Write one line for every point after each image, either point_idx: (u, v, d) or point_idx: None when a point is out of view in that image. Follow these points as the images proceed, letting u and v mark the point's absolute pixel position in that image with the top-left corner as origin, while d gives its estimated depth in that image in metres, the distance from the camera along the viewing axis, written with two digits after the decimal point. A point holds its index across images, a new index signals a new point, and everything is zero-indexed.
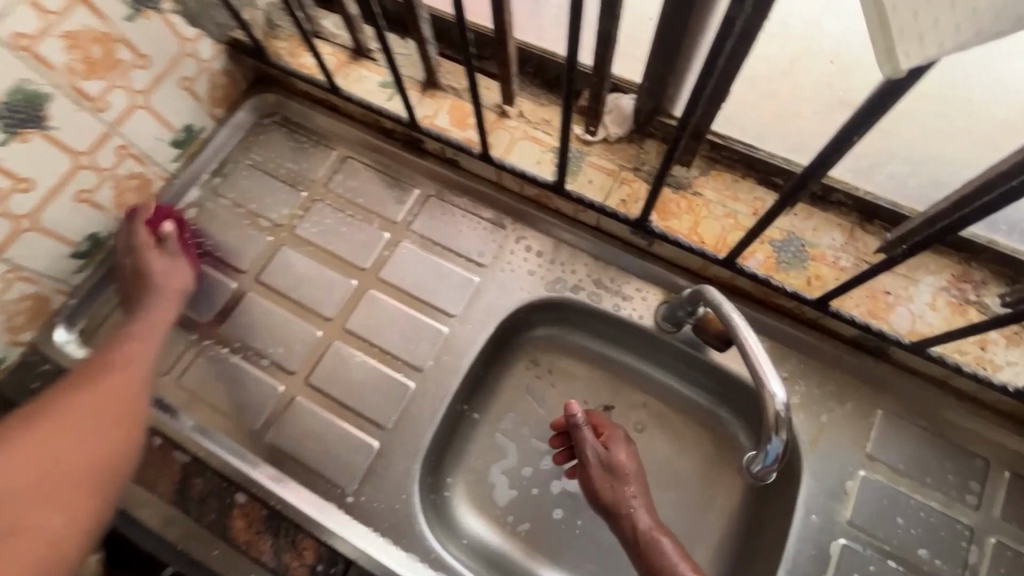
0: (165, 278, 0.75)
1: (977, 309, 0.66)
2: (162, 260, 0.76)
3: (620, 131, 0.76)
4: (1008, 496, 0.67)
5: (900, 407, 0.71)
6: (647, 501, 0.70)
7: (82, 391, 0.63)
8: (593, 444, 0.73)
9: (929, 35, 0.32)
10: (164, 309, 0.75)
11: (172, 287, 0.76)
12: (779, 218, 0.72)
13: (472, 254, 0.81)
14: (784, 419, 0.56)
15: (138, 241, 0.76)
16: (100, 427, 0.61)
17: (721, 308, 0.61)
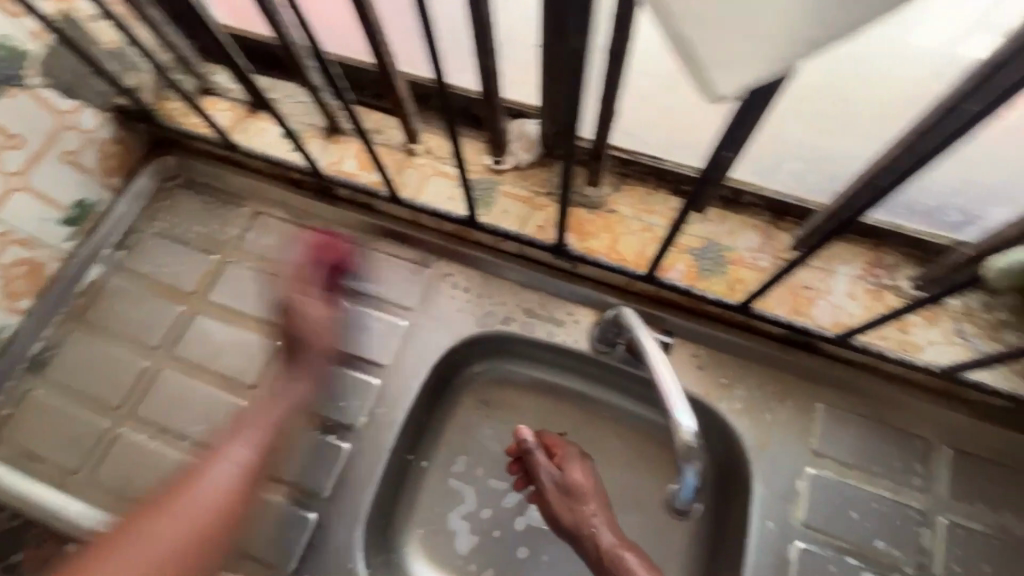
0: (317, 321, 0.73)
1: (894, 293, 0.66)
2: (320, 304, 0.75)
3: (530, 156, 0.75)
4: (953, 473, 0.67)
5: (840, 398, 0.71)
6: (609, 518, 0.70)
7: (176, 500, 0.64)
8: (547, 465, 0.72)
9: (737, 63, 0.33)
10: (297, 398, 0.71)
11: (324, 347, 0.73)
12: (695, 226, 0.71)
13: (397, 298, 0.78)
14: (692, 450, 0.56)
15: (310, 293, 0.75)
16: (193, 552, 0.62)
17: (634, 332, 0.63)
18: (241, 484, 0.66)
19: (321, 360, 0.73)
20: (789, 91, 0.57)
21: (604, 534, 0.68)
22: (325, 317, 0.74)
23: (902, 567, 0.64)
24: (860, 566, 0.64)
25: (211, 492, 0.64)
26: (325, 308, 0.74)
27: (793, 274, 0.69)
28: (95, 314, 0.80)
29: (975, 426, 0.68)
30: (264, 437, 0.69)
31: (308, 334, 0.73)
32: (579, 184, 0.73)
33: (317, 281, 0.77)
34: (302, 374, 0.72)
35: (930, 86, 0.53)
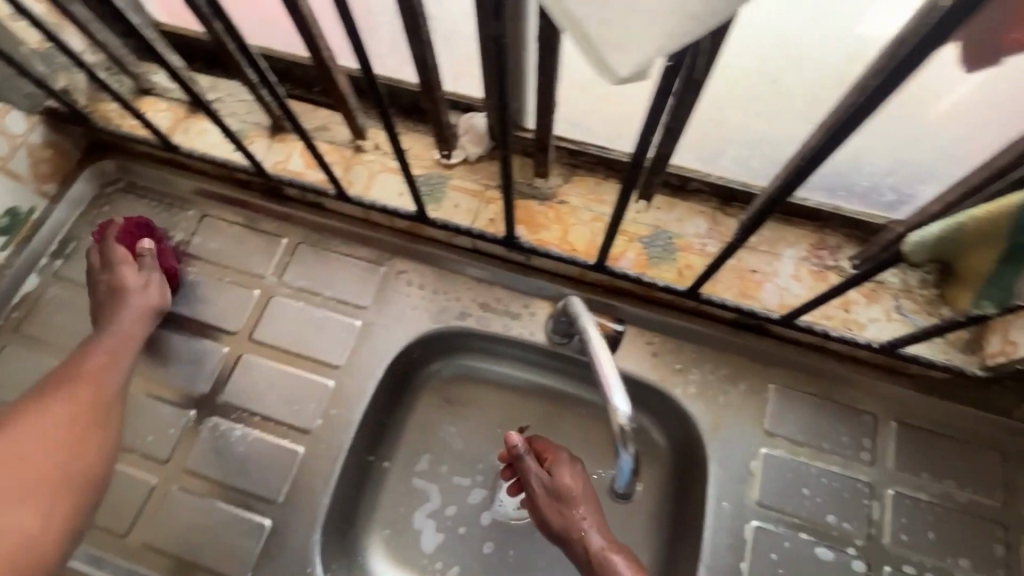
0: (137, 287, 0.70)
1: (837, 273, 0.68)
2: (134, 271, 0.71)
3: (479, 150, 0.75)
4: (898, 446, 0.69)
5: (790, 378, 0.72)
6: (600, 522, 0.66)
7: (41, 396, 0.60)
8: (536, 468, 0.69)
9: (627, 41, 0.33)
10: (134, 321, 0.69)
11: (152, 304, 0.71)
12: (645, 214, 0.72)
13: (351, 297, 0.77)
14: (628, 434, 0.57)
15: (116, 254, 0.72)
16: (78, 426, 0.60)
17: (580, 321, 0.63)
18: (77, 389, 0.62)
19: (143, 314, 0.70)
20: (718, 78, 0.59)
21: (593, 538, 0.64)
22: (138, 280, 0.71)
23: (852, 540, 0.66)
24: (813, 541, 0.66)
25: (85, 375, 0.63)
26: (147, 283, 0.71)
27: (740, 258, 0.70)
28: (32, 325, 0.77)
29: (919, 400, 0.70)
30: (124, 337, 0.68)
31: (129, 289, 0.70)
32: (528, 176, 0.73)
33: (121, 249, 0.73)
34: (133, 317, 0.69)
35: (846, 73, 0.55)
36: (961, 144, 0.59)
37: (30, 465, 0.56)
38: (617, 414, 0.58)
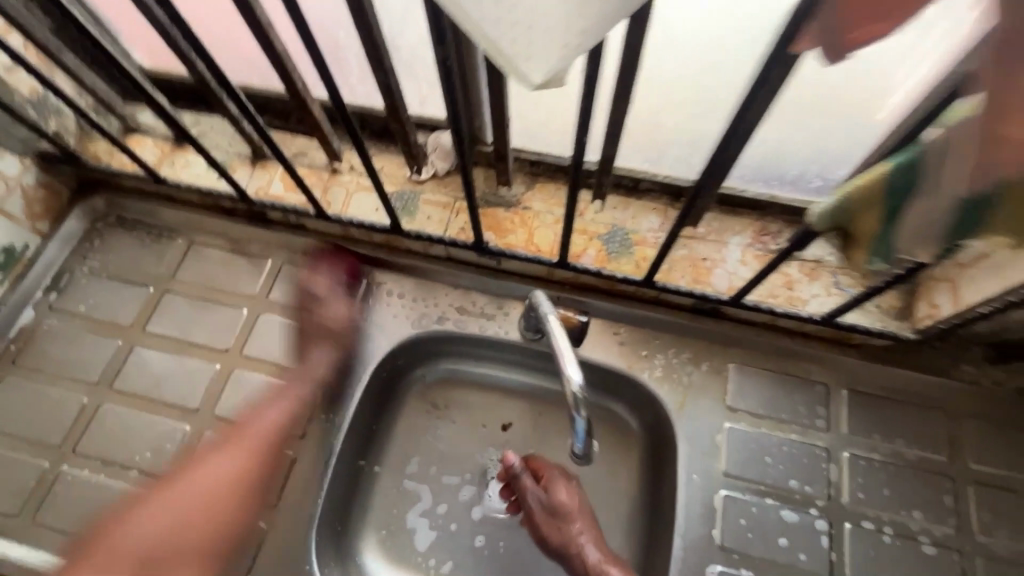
0: (334, 321, 0.78)
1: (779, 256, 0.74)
2: (343, 303, 0.80)
3: (447, 165, 0.81)
4: (850, 411, 0.75)
5: (749, 356, 0.78)
6: (596, 537, 0.71)
7: (223, 451, 0.72)
8: (533, 486, 0.74)
9: (534, 51, 0.37)
10: (339, 365, 0.78)
11: (352, 350, 0.79)
12: (603, 214, 0.78)
13: (335, 309, 0.81)
14: (580, 402, 0.62)
15: (333, 288, 0.80)
16: (232, 491, 0.70)
17: (540, 308, 0.67)
18: (262, 457, 0.73)
19: (319, 333, 0.78)
20: (647, 86, 0.67)
21: (591, 553, 0.69)
22: (348, 320, 0.79)
23: (814, 501, 0.70)
24: (778, 505, 0.70)
25: (251, 440, 0.73)
26: (360, 326, 0.80)
27: (692, 248, 0.76)
28: (28, 357, 0.80)
29: (866, 367, 0.76)
30: (286, 404, 0.76)
31: (337, 327, 0.78)
32: (494, 186, 0.80)
33: (336, 282, 0.81)
34: (343, 356, 0.79)
35: (738, 79, 0.64)
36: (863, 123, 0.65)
37: (203, 515, 0.69)
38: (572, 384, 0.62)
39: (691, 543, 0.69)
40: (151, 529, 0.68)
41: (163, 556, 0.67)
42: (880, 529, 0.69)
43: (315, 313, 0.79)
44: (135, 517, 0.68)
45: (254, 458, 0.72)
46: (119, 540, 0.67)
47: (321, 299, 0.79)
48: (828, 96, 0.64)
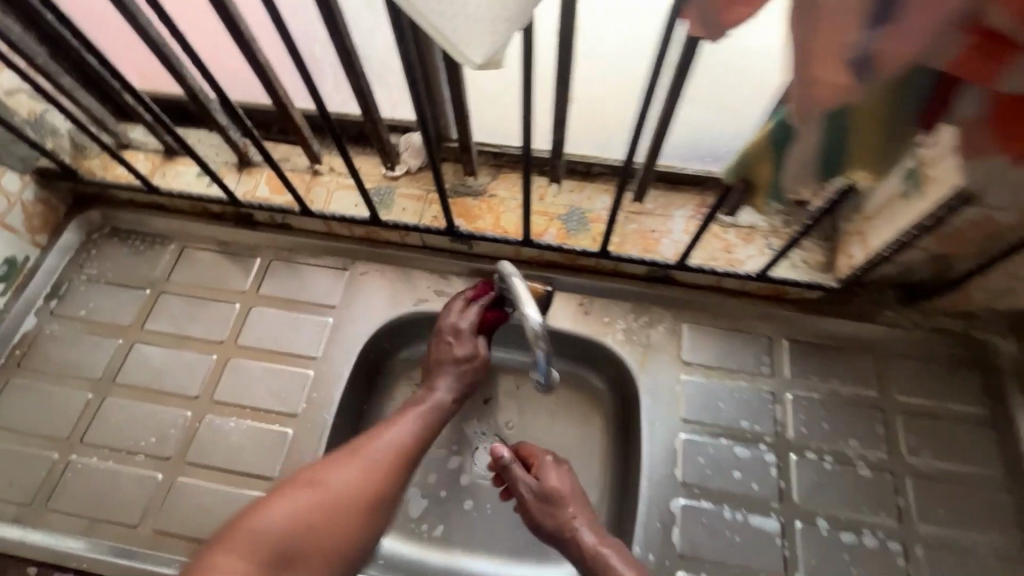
0: (451, 356, 0.80)
1: (719, 225, 0.84)
2: (467, 342, 0.80)
3: (418, 161, 0.89)
4: (790, 358, 0.84)
5: (699, 317, 0.87)
6: (591, 524, 0.74)
7: (344, 463, 0.71)
8: (523, 475, 0.76)
9: (471, 32, 0.40)
10: (460, 394, 0.81)
11: (472, 381, 0.81)
12: (561, 197, 0.87)
13: (323, 298, 0.89)
14: (541, 338, 0.70)
15: (465, 320, 0.80)
16: (362, 502, 0.69)
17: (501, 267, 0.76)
18: (404, 465, 0.73)
19: (450, 366, 0.80)
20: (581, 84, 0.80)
21: (589, 539, 0.72)
22: (479, 358, 0.81)
23: (764, 438, 0.79)
24: (732, 443, 0.79)
25: (377, 455, 0.72)
26: (486, 363, 0.82)
27: (642, 222, 0.85)
28: (33, 359, 0.85)
29: (804, 319, 0.85)
30: (410, 430, 0.75)
31: (464, 363, 0.80)
32: (462, 177, 0.88)
33: (470, 315, 0.81)
34: (461, 387, 0.81)
35: (644, 70, 0.77)
36: (759, 105, 0.78)
37: (327, 522, 0.67)
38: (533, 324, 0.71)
39: (656, 482, 0.76)
40: (279, 523, 0.65)
41: (291, 556, 0.64)
42: (822, 458, 0.77)
43: (444, 344, 0.80)
44: (276, 504, 0.66)
45: (383, 475, 0.71)
46: (251, 532, 0.64)
47: (446, 333, 0.81)
48: (718, 88, 0.79)
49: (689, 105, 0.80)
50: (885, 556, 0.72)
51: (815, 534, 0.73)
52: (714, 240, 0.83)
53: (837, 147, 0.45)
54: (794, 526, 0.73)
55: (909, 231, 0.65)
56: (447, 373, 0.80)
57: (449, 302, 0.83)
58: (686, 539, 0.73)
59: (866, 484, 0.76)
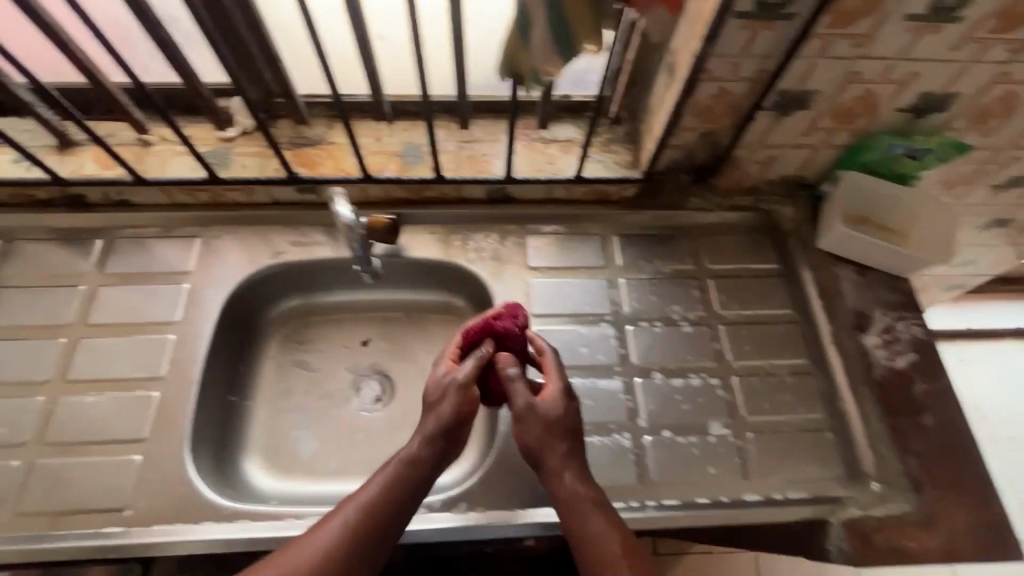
0: (435, 397, 0.72)
1: (540, 142, 0.94)
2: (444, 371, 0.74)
3: (251, 120, 0.92)
4: (620, 249, 0.96)
5: (540, 227, 0.97)
6: (596, 500, 0.68)
7: (289, 550, 0.61)
8: (527, 394, 0.72)
9: None
10: (433, 441, 0.69)
11: (446, 415, 0.70)
12: (396, 136, 0.93)
13: (174, 265, 0.89)
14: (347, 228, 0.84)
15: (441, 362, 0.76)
16: None
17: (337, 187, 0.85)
18: (359, 544, 0.62)
19: (430, 413, 0.71)
20: None
21: (589, 514, 0.67)
22: (450, 383, 0.72)
23: (604, 318, 0.90)
24: (578, 326, 0.90)
25: (326, 537, 0.61)
26: (457, 390, 0.71)
27: (473, 149, 0.93)
28: None
29: (627, 215, 0.98)
30: (376, 500, 0.64)
31: (437, 399, 0.72)
32: (298, 130, 0.92)
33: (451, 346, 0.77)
34: (431, 435, 0.69)
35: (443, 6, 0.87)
36: None
37: None
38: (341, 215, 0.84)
39: None
40: None
41: None
42: (653, 323, 0.90)
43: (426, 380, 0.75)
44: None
45: (329, 564, 0.60)
46: None
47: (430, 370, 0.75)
48: None
49: (477, 55, 0.89)
50: (708, 391, 0.85)
51: (651, 385, 0.85)
52: (538, 155, 0.93)
53: (559, 21, 0.56)
54: (634, 382, 0.85)
55: (673, 110, 0.79)
56: (424, 422, 0.71)
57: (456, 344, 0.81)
58: None
59: (688, 337, 0.89)
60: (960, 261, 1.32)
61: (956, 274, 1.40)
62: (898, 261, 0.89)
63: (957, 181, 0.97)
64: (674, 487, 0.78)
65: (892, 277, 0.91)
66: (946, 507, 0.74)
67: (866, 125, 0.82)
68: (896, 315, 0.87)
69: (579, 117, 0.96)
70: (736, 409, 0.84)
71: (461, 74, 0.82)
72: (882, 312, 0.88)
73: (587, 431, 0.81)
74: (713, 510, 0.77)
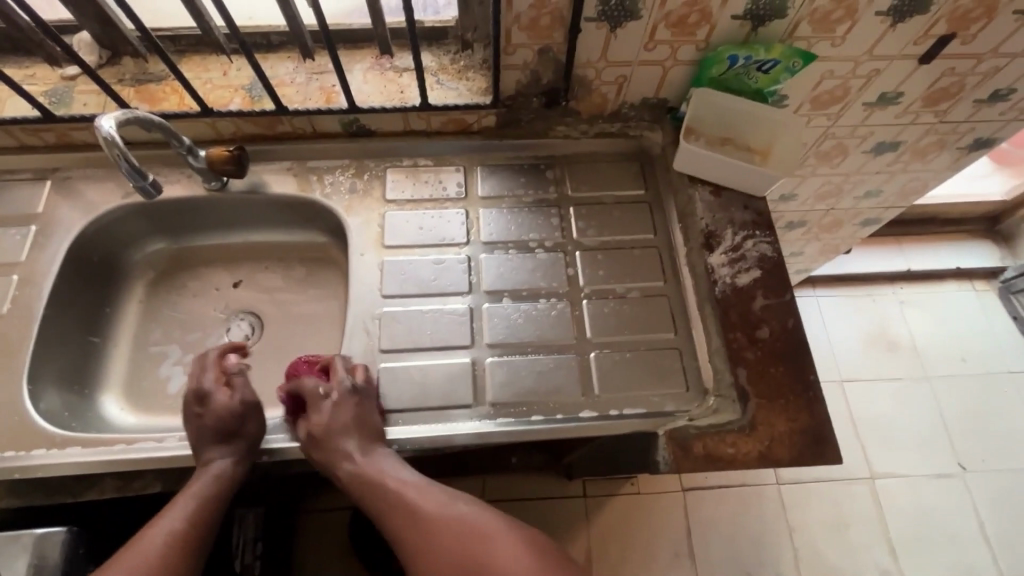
0: (215, 417, 0.71)
1: (391, 71, 0.92)
2: (216, 394, 0.72)
3: (94, 58, 0.90)
4: (481, 180, 0.95)
5: (400, 161, 0.96)
6: (423, 486, 0.72)
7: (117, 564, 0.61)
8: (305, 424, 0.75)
9: None
10: (235, 449, 0.71)
11: (248, 438, 0.72)
12: (244, 70, 0.91)
13: (23, 208, 0.88)
14: (117, 145, 0.72)
15: (206, 381, 0.73)
16: None
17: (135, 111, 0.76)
18: (187, 546, 0.64)
19: (214, 431, 0.70)
20: None
21: (425, 505, 0.70)
22: (238, 408, 0.72)
23: (458, 246, 0.90)
24: (431, 257, 0.89)
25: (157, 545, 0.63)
26: (244, 409, 0.72)
27: (323, 80, 0.91)
28: None
29: (489, 144, 0.96)
30: (196, 508, 0.67)
31: (216, 420, 0.70)
32: (144, 68, 0.91)
33: (209, 373, 0.74)
34: (230, 448, 0.70)
35: None
36: None
37: None
38: (106, 131, 0.72)
39: (363, 300, 0.86)
40: None
41: None
42: (507, 250, 0.90)
43: (195, 415, 0.71)
44: None
45: (161, 569, 0.61)
46: None
47: (201, 394, 0.72)
48: None
49: None
50: (557, 314, 0.85)
51: (499, 309, 0.85)
52: (389, 85, 0.91)
53: None
54: (481, 307, 0.86)
55: (498, 25, 0.77)
56: (203, 444, 0.70)
57: (189, 369, 0.76)
58: (389, 338, 0.83)
59: (542, 263, 0.89)
60: (865, 191, 1.30)
61: (867, 207, 1.38)
62: (751, 180, 0.87)
63: (825, 98, 0.95)
64: (511, 406, 0.79)
65: (748, 197, 0.90)
66: (769, 416, 0.75)
67: (706, 34, 0.80)
68: (746, 234, 0.87)
69: (435, 44, 0.94)
70: (584, 331, 0.84)
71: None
72: (732, 231, 0.87)
73: (428, 354, 0.82)
74: (545, 425, 0.77)
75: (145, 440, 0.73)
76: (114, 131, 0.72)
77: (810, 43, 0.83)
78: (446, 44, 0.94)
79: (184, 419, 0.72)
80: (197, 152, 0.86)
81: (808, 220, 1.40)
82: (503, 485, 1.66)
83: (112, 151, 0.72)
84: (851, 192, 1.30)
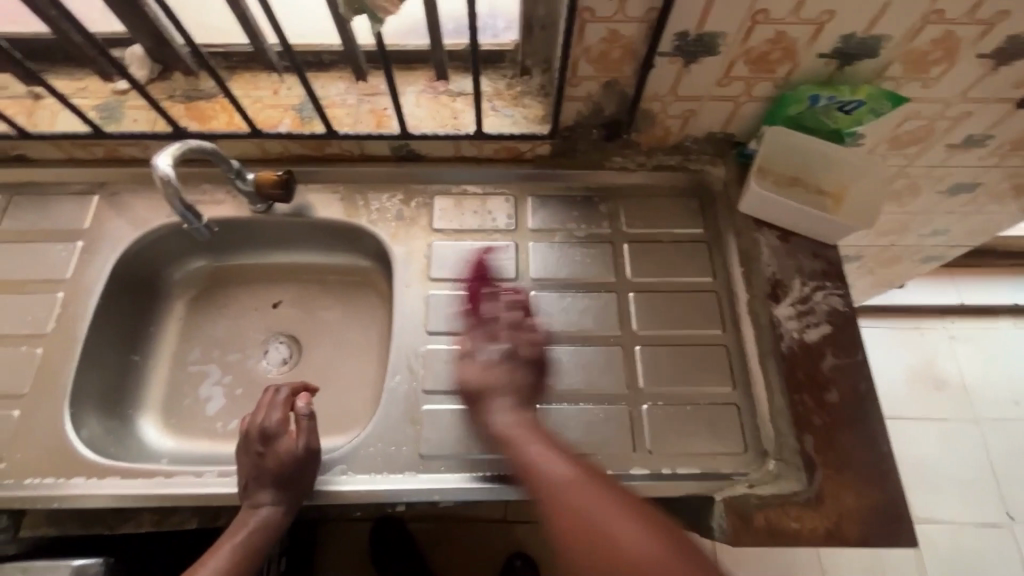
0: (275, 462, 0.68)
1: (444, 95, 0.89)
2: (283, 437, 0.70)
3: (146, 72, 0.88)
4: (532, 210, 0.91)
5: (448, 187, 0.92)
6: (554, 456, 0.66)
7: None
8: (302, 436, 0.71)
9: None
10: (287, 497, 0.68)
11: (303, 485, 0.70)
12: (294, 90, 0.89)
13: (70, 222, 0.87)
14: (172, 184, 0.70)
15: (275, 419, 0.71)
16: None
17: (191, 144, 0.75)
18: None
19: (271, 475, 0.68)
20: None
21: (556, 481, 0.63)
22: (302, 454, 0.69)
23: (506, 282, 0.86)
24: (478, 292, 0.85)
25: None
26: (303, 457, 0.69)
27: (374, 102, 0.88)
28: None
29: (541, 174, 0.92)
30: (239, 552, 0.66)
31: (278, 465, 0.68)
32: (195, 84, 0.89)
33: (277, 411, 0.72)
34: (284, 496, 0.68)
35: None
36: None
37: None
38: (162, 170, 0.70)
39: (407, 335, 0.83)
40: None
41: None
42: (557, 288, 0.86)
43: (258, 455, 0.69)
44: None
45: None
46: None
47: (268, 431, 0.70)
48: None
49: None
50: (608, 360, 0.81)
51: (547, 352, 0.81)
52: (442, 109, 0.88)
53: None
54: None
55: (565, 57, 0.73)
56: (259, 484, 0.68)
57: (259, 402, 0.73)
58: (432, 378, 0.80)
59: (593, 304, 0.85)
60: (932, 229, 1.22)
61: (931, 244, 1.30)
62: (822, 228, 0.82)
63: (906, 139, 0.88)
64: None
65: (818, 244, 0.84)
66: (835, 489, 0.70)
67: (786, 73, 0.75)
68: (815, 284, 0.81)
69: (491, 67, 0.90)
70: (636, 380, 0.79)
71: (341, 21, 0.77)
72: (800, 281, 0.82)
73: None
74: None
75: (182, 475, 0.72)
76: (170, 169, 0.70)
77: (899, 84, 0.76)
78: (502, 67, 0.90)
79: (244, 453, 0.70)
80: (245, 175, 0.83)
81: (865, 255, 1.33)
82: (527, 508, 1.62)
83: (166, 187, 0.70)
84: (917, 229, 1.22)
